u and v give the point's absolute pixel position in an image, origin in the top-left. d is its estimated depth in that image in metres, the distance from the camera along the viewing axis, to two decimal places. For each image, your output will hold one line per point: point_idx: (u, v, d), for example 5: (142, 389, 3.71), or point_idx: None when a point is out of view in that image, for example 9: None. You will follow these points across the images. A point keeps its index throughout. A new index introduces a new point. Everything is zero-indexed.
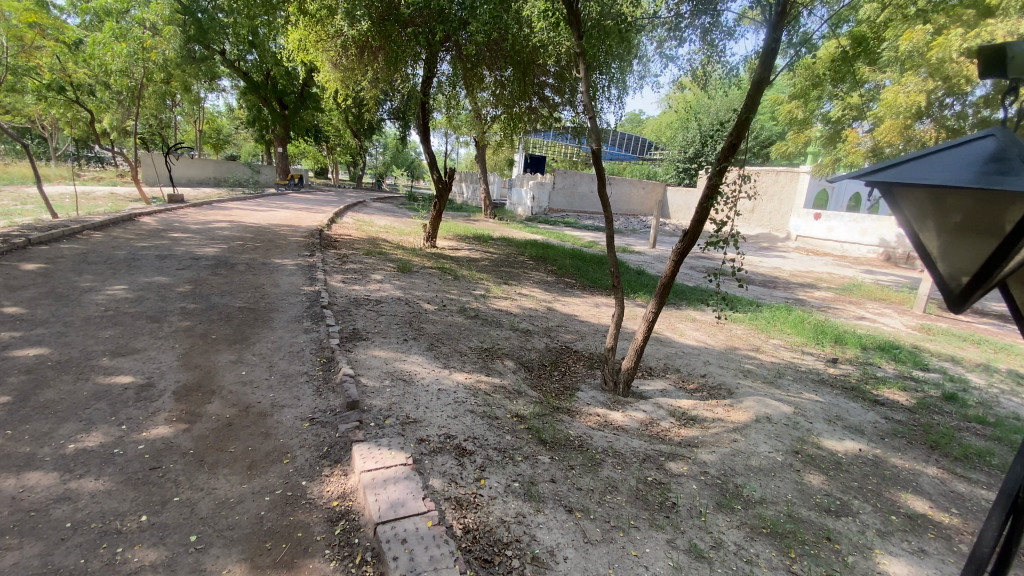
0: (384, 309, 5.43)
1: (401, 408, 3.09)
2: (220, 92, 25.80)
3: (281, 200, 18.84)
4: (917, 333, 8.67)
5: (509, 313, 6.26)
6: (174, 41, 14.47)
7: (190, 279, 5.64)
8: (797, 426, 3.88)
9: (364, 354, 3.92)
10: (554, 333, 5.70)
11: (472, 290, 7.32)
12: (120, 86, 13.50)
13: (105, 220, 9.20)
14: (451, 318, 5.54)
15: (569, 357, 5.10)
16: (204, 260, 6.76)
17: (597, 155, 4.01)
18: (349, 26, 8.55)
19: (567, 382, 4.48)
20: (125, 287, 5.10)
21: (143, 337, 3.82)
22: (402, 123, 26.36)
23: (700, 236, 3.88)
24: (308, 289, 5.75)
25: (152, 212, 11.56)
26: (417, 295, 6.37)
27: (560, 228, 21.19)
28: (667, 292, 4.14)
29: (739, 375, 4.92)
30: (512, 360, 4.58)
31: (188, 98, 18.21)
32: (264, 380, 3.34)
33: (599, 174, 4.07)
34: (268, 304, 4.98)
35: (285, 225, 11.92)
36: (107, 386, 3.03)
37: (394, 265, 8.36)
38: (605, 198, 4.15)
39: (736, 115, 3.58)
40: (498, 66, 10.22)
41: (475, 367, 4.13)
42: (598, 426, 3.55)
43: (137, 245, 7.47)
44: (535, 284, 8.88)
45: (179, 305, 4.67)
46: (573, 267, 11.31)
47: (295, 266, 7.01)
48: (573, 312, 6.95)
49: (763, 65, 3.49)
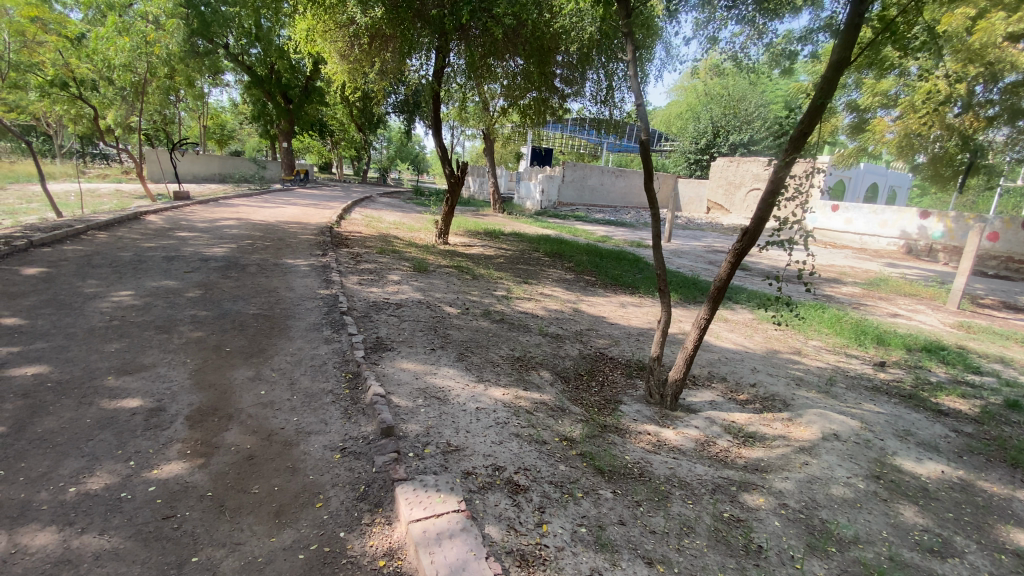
0: (405, 314, 5.08)
1: (440, 433, 2.75)
2: (224, 87, 25.47)
3: (287, 196, 18.53)
4: (956, 331, 8.29)
5: (536, 315, 5.91)
6: (178, 36, 14.12)
7: (199, 283, 5.32)
8: (870, 446, 3.53)
9: (391, 367, 3.57)
10: (585, 338, 5.34)
11: (492, 291, 6.98)
12: (123, 81, 13.17)
13: (110, 220, 8.90)
14: (476, 324, 5.19)
15: (606, 365, 4.74)
16: (214, 261, 6.45)
17: (646, 147, 3.66)
18: (362, 13, 8.18)
19: (609, 394, 4.13)
20: (132, 293, 4.78)
21: (151, 351, 3.50)
22: (408, 116, 25.98)
23: (761, 235, 3.51)
24: (324, 292, 5.42)
25: (158, 210, 11.26)
26: (437, 297, 6.04)
27: (570, 222, 20.77)
28: (720, 297, 3.79)
29: (792, 384, 4.56)
30: (547, 370, 4.22)
31: (192, 92, 17.90)
32: (286, 400, 3.01)
33: (646, 167, 3.71)
34: (283, 311, 4.65)
35: (294, 223, 11.60)
36: (113, 413, 2.71)
37: (409, 264, 8.01)
38: (652, 193, 3.81)
39: (808, 100, 3.24)
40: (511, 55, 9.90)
41: (512, 380, 3.79)
42: (654, 449, 3.21)
43: (143, 246, 7.16)
44: (555, 283, 8.54)
45: (189, 313, 4.35)
46: (590, 264, 10.94)
47: (308, 267, 6.68)
48: (600, 313, 6.60)
49: (842, 45, 3.16)
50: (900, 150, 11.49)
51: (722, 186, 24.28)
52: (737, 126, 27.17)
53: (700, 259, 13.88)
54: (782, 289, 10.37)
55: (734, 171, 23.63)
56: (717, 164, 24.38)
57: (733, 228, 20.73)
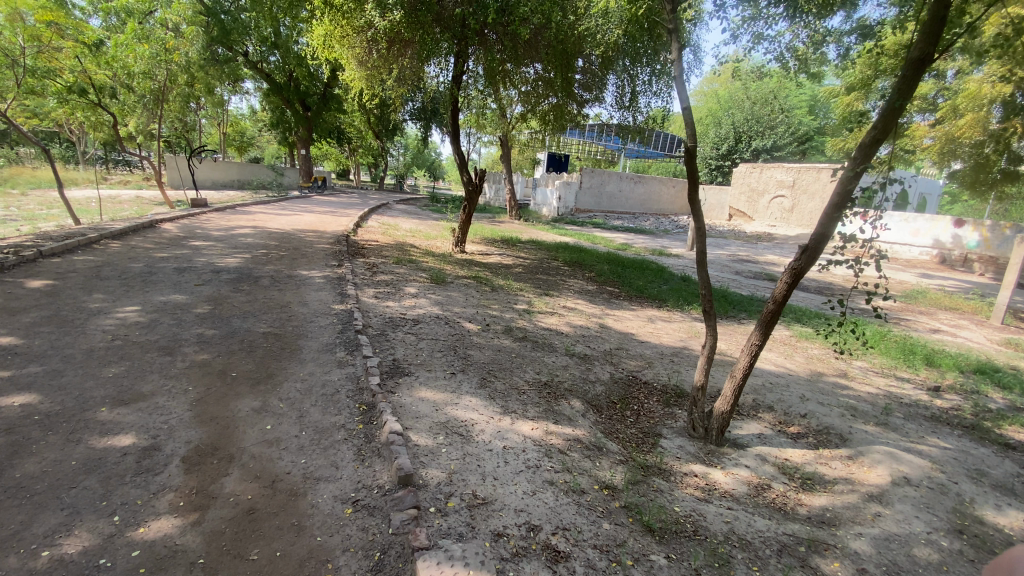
0: (424, 332, 4.78)
1: (465, 482, 2.43)
2: (243, 94, 25.66)
3: (304, 203, 18.49)
4: (1006, 348, 7.75)
5: (560, 332, 5.56)
6: (197, 43, 14.10)
7: (209, 297, 5.08)
8: (946, 492, 3.13)
9: (410, 396, 3.26)
10: (615, 358, 4.98)
11: (513, 304, 6.66)
12: (142, 89, 13.21)
13: (124, 228, 8.78)
14: (498, 342, 4.86)
15: (640, 391, 4.39)
16: (226, 273, 6.24)
17: (692, 155, 3.33)
18: (380, 17, 7.94)
19: (646, 427, 3.80)
20: (138, 309, 4.56)
21: (151, 377, 3.23)
22: (424, 122, 25.88)
23: (823, 252, 3.18)
24: (338, 308, 5.14)
25: (174, 217, 11.17)
26: (457, 312, 5.74)
27: (588, 229, 20.40)
28: (773, 320, 3.47)
29: (847, 416, 4.15)
30: (576, 398, 3.87)
31: (212, 100, 18.02)
32: (294, 436, 2.71)
33: (691, 178, 3.39)
34: (295, 329, 4.38)
35: (309, 230, 11.43)
36: (102, 453, 2.45)
37: (426, 275, 7.73)
38: (696, 206, 3.49)
39: (883, 102, 2.92)
40: (532, 60, 9.66)
41: (541, 411, 3.44)
42: (705, 499, 2.85)
43: (155, 256, 6.98)
44: (577, 295, 8.21)
45: (196, 332, 4.09)
46: (613, 274, 10.57)
47: (322, 279, 6.44)
48: (628, 329, 6.24)
49: (924, 40, 2.81)
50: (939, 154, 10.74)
51: (745, 193, 23.70)
52: (758, 131, 26.63)
53: (724, 269, 13.41)
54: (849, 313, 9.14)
55: (757, 177, 23.05)
56: (739, 170, 23.81)
57: (756, 237, 20.17)
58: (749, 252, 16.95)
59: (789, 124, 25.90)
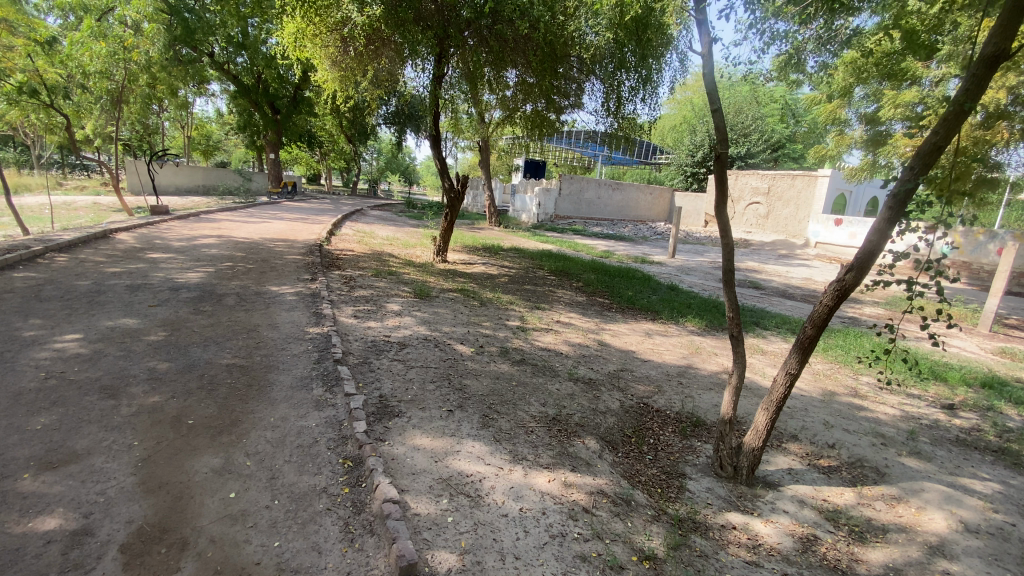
0: (412, 358, 4.28)
1: (481, 566, 1.98)
2: (210, 96, 24.69)
3: (274, 209, 17.69)
4: (1001, 358, 7.65)
5: (559, 352, 5.13)
6: (159, 41, 13.29)
7: (165, 321, 4.48)
8: (1007, 542, 2.86)
9: (403, 445, 2.77)
10: (622, 382, 4.56)
11: (505, 320, 6.21)
12: (99, 90, 12.34)
13: (73, 238, 8.01)
14: (493, 367, 4.39)
15: (654, 421, 3.97)
16: (187, 291, 5.61)
17: (723, 161, 2.91)
18: (358, 12, 7.44)
19: (667, 466, 3.38)
20: (80, 337, 3.93)
21: (87, 428, 2.66)
22: (399, 126, 25.30)
23: (872, 270, 2.87)
24: (314, 331, 4.60)
25: (131, 226, 10.36)
26: (445, 332, 5.26)
27: (568, 236, 20.11)
28: (810, 346, 3.14)
29: (877, 449, 3.85)
30: (589, 434, 3.43)
31: (176, 102, 17.17)
32: (264, 508, 2.20)
33: (720, 187, 2.99)
34: (264, 359, 3.82)
35: (280, 240, 10.77)
36: (19, 542, 1.91)
37: (408, 289, 7.22)
38: (723, 219, 3.11)
39: (950, 104, 2.62)
40: (514, 65, 9.30)
41: (554, 456, 2.99)
42: (754, 563, 2.46)
43: (107, 271, 6.29)
44: (568, 307, 7.82)
45: (149, 366, 3.52)
46: (600, 283, 10.25)
47: (295, 296, 5.87)
48: (628, 346, 5.86)
49: (1000, 33, 2.53)
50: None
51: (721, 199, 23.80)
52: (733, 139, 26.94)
53: (709, 276, 13.23)
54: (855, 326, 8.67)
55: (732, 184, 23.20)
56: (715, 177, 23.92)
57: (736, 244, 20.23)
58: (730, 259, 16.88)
59: (763, 131, 26.27)
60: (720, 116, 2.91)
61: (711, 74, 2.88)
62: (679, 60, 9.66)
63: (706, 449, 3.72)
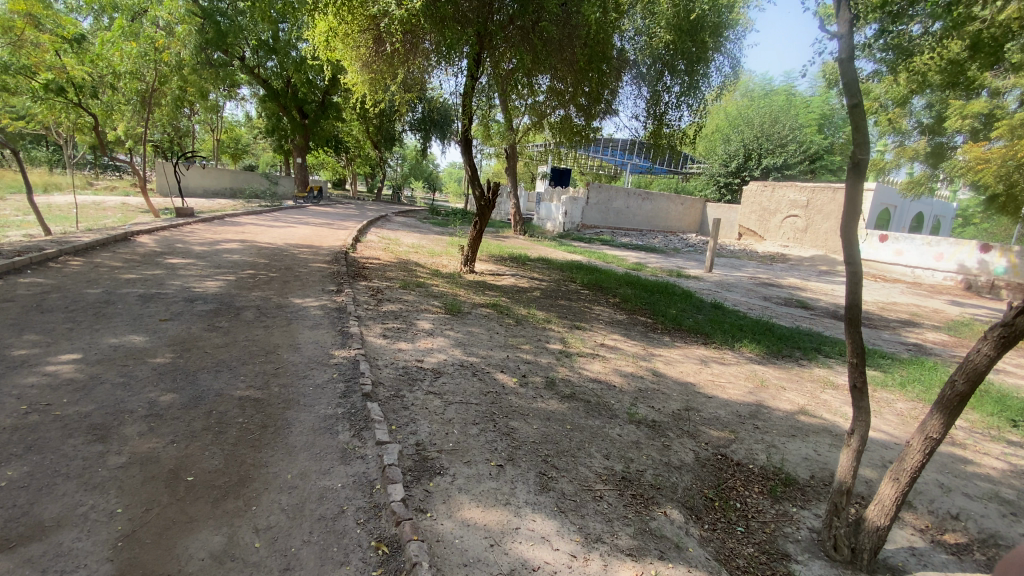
0: (450, 391, 3.71)
1: None
2: (240, 100, 24.78)
3: (298, 214, 17.44)
4: None
5: (612, 385, 4.49)
6: (189, 42, 13.15)
7: (174, 339, 4.00)
8: None
9: (450, 521, 2.21)
10: (691, 427, 3.93)
11: (546, 343, 5.61)
12: (129, 90, 12.24)
13: (92, 241, 7.70)
14: (542, 402, 3.80)
15: (736, 479, 3.34)
16: (203, 302, 5.16)
17: (863, 168, 2.30)
18: (395, 6, 6.85)
19: (765, 544, 2.75)
20: (77, 359, 3.48)
21: (63, 487, 2.17)
22: (424, 132, 25.03)
23: None
24: (339, 354, 4.07)
25: (154, 228, 10.09)
26: (483, 356, 4.68)
27: (596, 247, 19.44)
28: (960, 404, 2.49)
29: (1010, 524, 3.18)
30: (669, 501, 2.83)
31: (206, 105, 17.13)
32: None
33: (853, 203, 2.38)
34: (282, 390, 3.30)
35: (304, 246, 10.39)
36: None
37: (438, 303, 6.68)
38: (851, 243, 2.49)
39: None
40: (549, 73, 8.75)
41: (635, 537, 2.38)
42: None
43: (121, 278, 5.91)
44: (610, 327, 7.21)
45: (149, 398, 3.02)
46: (639, 299, 9.61)
47: (318, 311, 5.37)
48: (685, 378, 5.21)
49: None
50: (979, 174, 9.97)
51: (756, 212, 22.88)
52: (769, 150, 26.08)
53: (751, 294, 12.47)
54: (926, 356, 7.84)
55: (769, 197, 22.26)
56: (750, 189, 23.01)
57: (773, 260, 19.30)
58: (769, 275, 16.04)
59: (801, 142, 25.34)
60: (858, 113, 2.32)
61: (849, 58, 2.28)
62: (726, 62, 8.97)
63: (805, 517, 3.06)
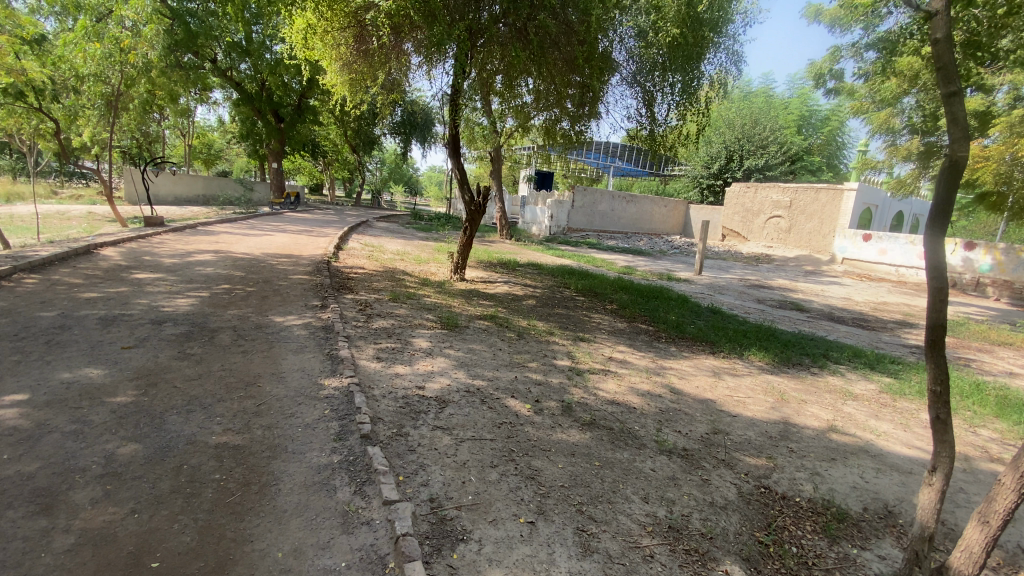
0: (459, 424, 3.28)
1: None
2: (212, 103, 23.90)
3: (276, 221, 16.75)
4: None
5: (632, 407, 4.10)
6: (158, 43, 12.46)
7: (140, 371, 3.49)
8: None
9: None
10: (726, 455, 3.55)
11: (552, 359, 5.20)
12: (94, 94, 11.51)
13: (51, 256, 7.06)
14: (562, 434, 3.37)
15: (786, 516, 2.96)
16: (173, 325, 4.61)
17: (961, 166, 2.00)
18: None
19: None
20: (22, 401, 2.94)
21: None
22: (405, 136, 24.48)
23: None
24: (329, 384, 3.58)
25: (122, 240, 9.41)
26: (489, 378, 4.24)
27: (584, 250, 19.16)
28: None
29: None
30: (725, 555, 2.45)
31: (175, 108, 16.34)
32: None
33: (945, 206, 2.06)
34: (267, 434, 2.82)
35: (283, 255, 9.82)
36: None
37: (432, 316, 6.22)
38: (937, 254, 2.15)
39: None
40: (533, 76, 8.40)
41: None
42: None
43: (82, 297, 5.32)
44: (613, 337, 6.84)
45: (107, 451, 2.51)
46: (636, 304, 9.28)
47: (304, 331, 4.87)
48: (704, 394, 4.85)
49: None
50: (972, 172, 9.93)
51: (739, 212, 22.79)
52: (751, 150, 26.18)
53: (745, 296, 12.28)
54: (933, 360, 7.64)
55: (753, 197, 22.25)
56: (733, 190, 22.96)
57: (759, 261, 19.27)
58: (758, 276, 15.95)
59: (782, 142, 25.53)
60: (956, 106, 2.04)
61: (947, 42, 2.03)
62: (723, 60, 8.66)
63: (870, 561, 2.69)
